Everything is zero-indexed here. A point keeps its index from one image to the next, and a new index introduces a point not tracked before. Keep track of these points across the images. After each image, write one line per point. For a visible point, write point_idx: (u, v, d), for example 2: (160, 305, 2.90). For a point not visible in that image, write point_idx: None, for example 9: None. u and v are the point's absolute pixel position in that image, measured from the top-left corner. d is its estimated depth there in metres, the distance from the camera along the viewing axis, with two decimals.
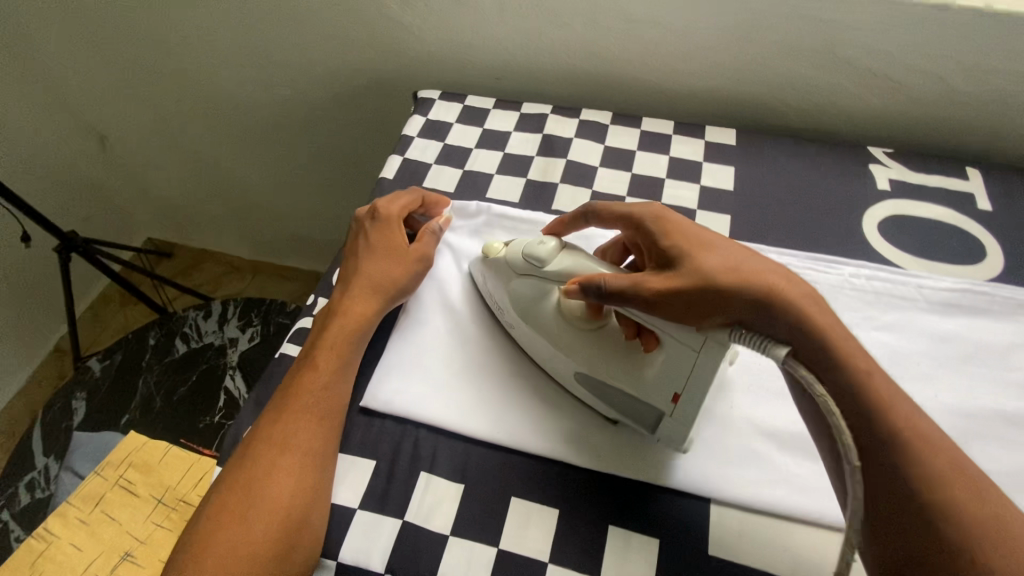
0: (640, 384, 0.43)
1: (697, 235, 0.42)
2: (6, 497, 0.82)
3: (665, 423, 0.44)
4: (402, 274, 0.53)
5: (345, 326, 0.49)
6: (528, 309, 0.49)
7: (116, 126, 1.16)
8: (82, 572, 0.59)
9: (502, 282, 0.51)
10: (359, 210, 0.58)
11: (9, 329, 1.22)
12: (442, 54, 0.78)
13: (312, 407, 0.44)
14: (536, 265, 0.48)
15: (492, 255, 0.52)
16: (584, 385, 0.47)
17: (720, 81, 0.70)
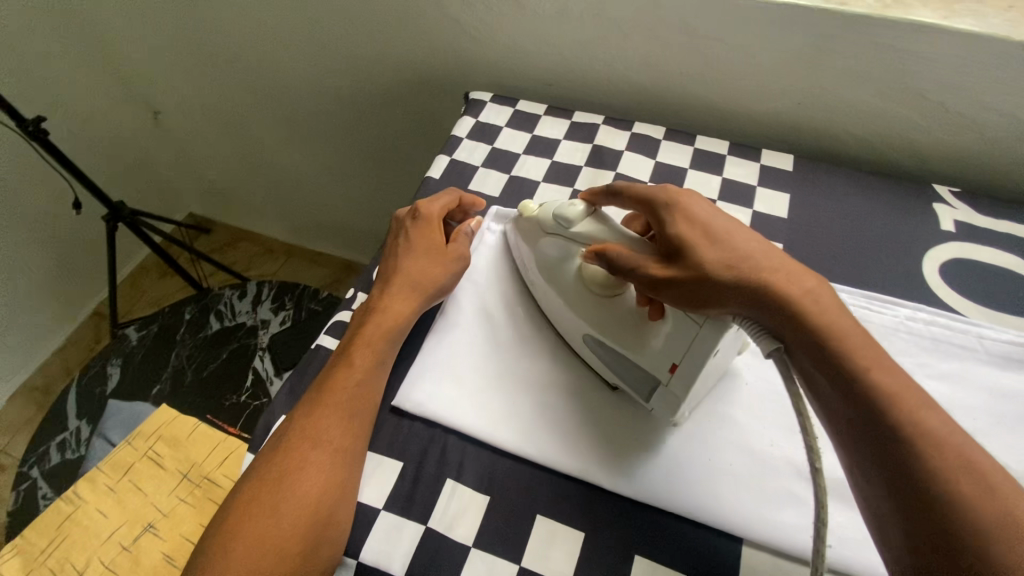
0: (642, 352, 0.44)
1: (701, 218, 0.42)
2: (37, 454, 0.84)
3: (663, 394, 0.44)
4: (442, 274, 0.52)
5: (383, 323, 0.48)
6: (552, 267, 0.51)
7: (169, 104, 1.19)
8: (106, 538, 0.61)
9: (530, 241, 0.53)
10: (400, 208, 0.57)
11: (54, 291, 1.26)
12: (496, 56, 0.78)
13: (345, 402, 0.44)
14: (563, 227, 0.50)
15: (526, 215, 0.54)
16: (591, 347, 0.48)
17: (780, 103, 0.68)
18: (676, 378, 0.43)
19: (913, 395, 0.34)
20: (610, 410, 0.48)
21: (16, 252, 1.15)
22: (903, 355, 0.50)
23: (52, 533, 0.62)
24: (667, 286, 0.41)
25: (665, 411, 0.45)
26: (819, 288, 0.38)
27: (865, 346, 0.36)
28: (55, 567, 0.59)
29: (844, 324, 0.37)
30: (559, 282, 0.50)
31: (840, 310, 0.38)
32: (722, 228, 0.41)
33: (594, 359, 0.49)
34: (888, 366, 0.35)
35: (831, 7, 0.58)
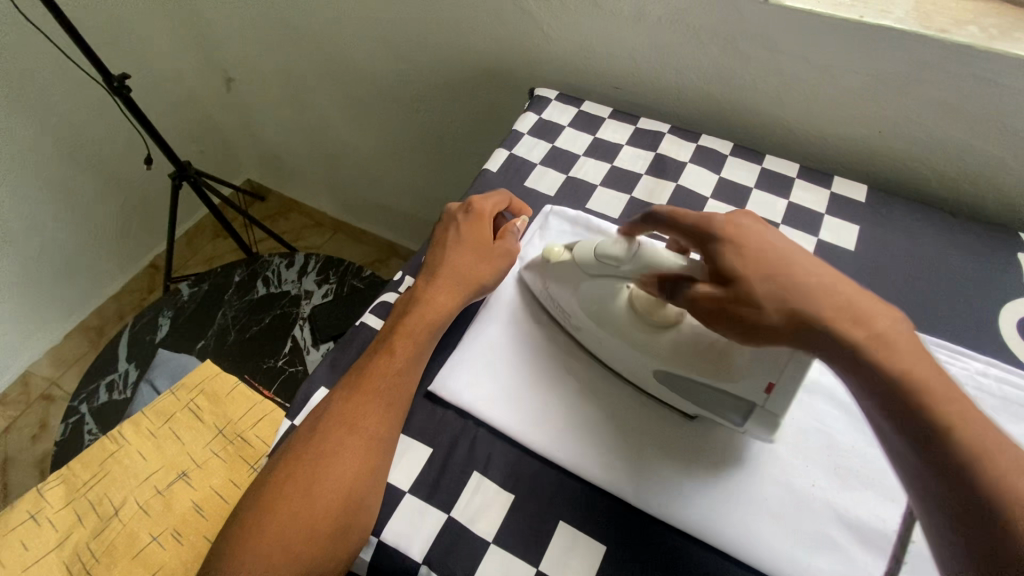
0: (729, 377, 0.41)
1: (763, 247, 0.38)
2: (87, 391, 0.89)
3: (756, 414, 0.42)
4: (489, 272, 0.52)
5: (425, 314, 0.48)
6: (597, 308, 0.48)
7: (241, 72, 1.23)
8: (143, 480, 0.63)
9: (570, 287, 0.50)
10: (451, 202, 0.57)
11: (118, 239, 1.33)
12: (566, 56, 0.78)
13: (383, 389, 0.44)
14: (610, 266, 0.47)
15: (554, 260, 0.51)
16: (659, 380, 0.46)
17: (859, 129, 0.65)
18: (772, 398, 0.40)
19: (1010, 454, 0.30)
20: (645, 424, 0.47)
21: (88, 198, 1.22)
22: None
23: (95, 467, 0.65)
24: (718, 311, 0.38)
25: (758, 432, 0.43)
26: (891, 330, 0.34)
27: (951, 393, 0.32)
28: (94, 500, 0.63)
29: (923, 366, 0.32)
30: (609, 322, 0.48)
31: (920, 352, 0.33)
32: (784, 256, 0.38)
33: (662, 390, 0.46)
34: (979, 420, 0.31)
35: (931, 33, 0.55)
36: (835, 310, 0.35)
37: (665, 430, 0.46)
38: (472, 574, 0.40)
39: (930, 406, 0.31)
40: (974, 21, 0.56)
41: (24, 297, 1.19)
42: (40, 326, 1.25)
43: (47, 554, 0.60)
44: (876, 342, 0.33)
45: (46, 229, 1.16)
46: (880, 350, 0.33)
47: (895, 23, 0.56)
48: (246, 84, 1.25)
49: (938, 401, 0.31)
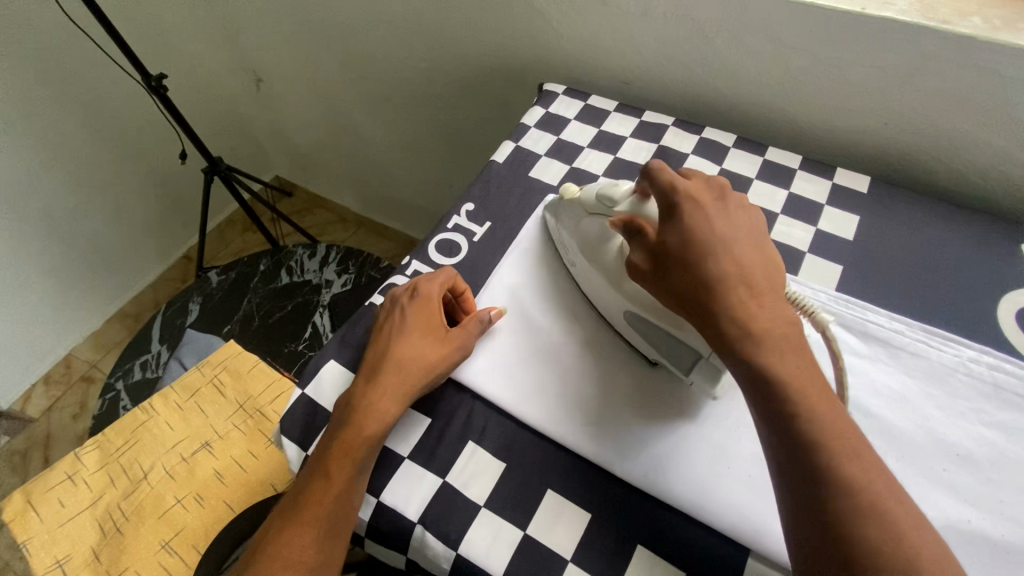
0: (681, 327, 0.44)
1: (688, 233, 0.39)
2: (123, 369, 0.95)
3: (701, 366, 0.44)
4: (440, 365, 0.47)
5: (362, 425, 0.43)
6: (590, 250, 0.51)
7: (270, 73, 1.29)
8: (171, 448, 0.69)
9: (573, 222, 0.54)
10: (397, 285, 0.53)
11: (154, 231, 1.41)
12: (576, 53, 0.80)
13: (322, 520, 0.41)
14: (606, 207, 0.49)
15: (567, 197, 0.55)
16: (632, 327, 0.48)
17: (863, 122, 0.65)
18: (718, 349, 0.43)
19: (849, 439, 0.34)
20: (635, 400, 0.48)
21: (127, 191, 1.29)
22: (958, 397, 0.47)
23: (128, 434, 0.70)
24: (644, 276, 0.42)
25: (703, 384, 0.45)
26: (780, 327, 0.37)
27: (808, 383, 0.35)
28: (126, 465, 0.68)
29: (793, 357, 0.36)
30: (599, 261, 0.50)
31: (798, 347, 0.36)
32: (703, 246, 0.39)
33: (635, 336, 0.49)
34: (828, 410, 0.34)
35: (932, 24, 0.55)
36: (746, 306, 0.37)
37: (656, 405, 0.48)
38: (464, 534, 0.42)
39: (787, 394, 0.35)
40: (978, 11, 0.56)
41: (68, 283, 1.27)
42: (82, 312, 1.34)
43: (82, 511, 0.65)
44: (756, 336, 0.36)
45: (88, 220, 1.24)
46: (762, 340, 0.36)
47: (897, 15, 0.56)
48: (275, 84, 1.31)
49: (794, 388, 0.35)
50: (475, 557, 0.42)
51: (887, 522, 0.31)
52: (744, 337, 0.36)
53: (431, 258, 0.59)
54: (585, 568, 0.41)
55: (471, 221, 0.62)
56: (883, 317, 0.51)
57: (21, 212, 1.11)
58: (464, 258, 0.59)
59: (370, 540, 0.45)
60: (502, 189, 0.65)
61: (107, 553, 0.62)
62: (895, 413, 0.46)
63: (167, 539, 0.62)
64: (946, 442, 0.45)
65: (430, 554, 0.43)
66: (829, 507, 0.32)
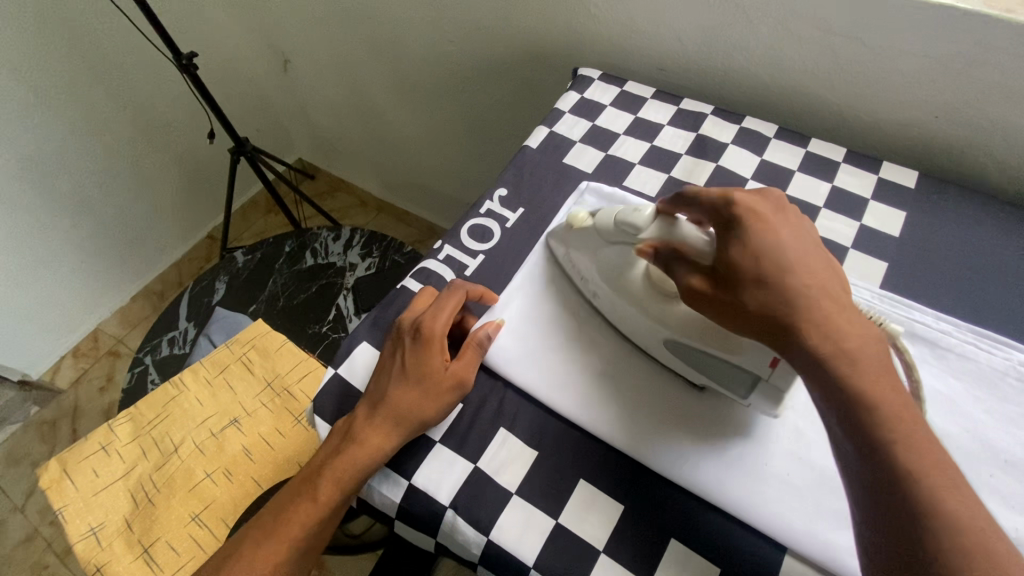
0: (732, 349, 0.42)
1: (764, 247, 0.38)
2: (150, 345, 0.97)
3: (761, 386, 0.42)
4: (435, 412, 0.45)
5: (352, 460, 0.43)
6: (617, 278, 0.49)
7: (296, 54, 1.28)
8: (200, 424, 0.70)
9: (590, 254, 0.51)
10: (407, 310, 0.49)
11: (181, 210, 1.42)
12: (613, 37, 0.78)
13: (301, 541, 0.43)
14: (628, 233, 0.47)
15: (577, 225, 0.52)
16: (671, 352, 0.47)
17: (912, 114, 0.63)
18: (776, 372, 0.41)
19: (941, 464, 0.32)
20: (673, 397, 0.47)
21: (156, 170, 1.31)
22: (1010, 403, 0.45)
23: (159, 408, 0.72)
24: (708, 302, 0.40)
25: (761, 405, 0.43)
26: (865, 349, 0.36)
27: (900, 406, 0.33)
28: (157, 437, 0.70)
29: (879, 379, 0.34)
30: (628, 291, 0.48)
31: (886, 372, 0.35)
32: (777, 262, 0.38)
33: (676, 364, 0.47)
34: (921, 432, 0.33)
35: (994, 13, 0.52)
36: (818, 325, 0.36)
37: (691, 400, 0.47)
38: (495, 521, 0.42)
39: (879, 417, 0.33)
40: None
41: (96, 258, 1.29)
42: (109, 287, 1.36)
43: (115, 481, 0.66)
44: (846, 357, 0.35)
45: (117, 197, 1.26)
46: (849, 360, 0.35)
47: (957, 2, 0.53)
48: (301, 65, 1.31)
49: (885, 409, 0.33)
50: (506, 544, 0.42)
51: (987, 555, 0.29)
52: (830, 358, 0.35)
53: (463, 243, 0.58)
54: (618, 560, 0.41)
55: (504, 207, 0.61)
56: (929, 317, 0.50)
57: (52, 186, 1.13)
58: (496, 244, 0.58)
59: (400, 522, 0.45)
60: (535, 175, 0.64)
61: (140, 523, 0.64)
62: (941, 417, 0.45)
63: (197, 512, 0.64)
64: (993, 447, 0.43)
65: (460, 539, 0.43)
66: (924, 532, 0.30)
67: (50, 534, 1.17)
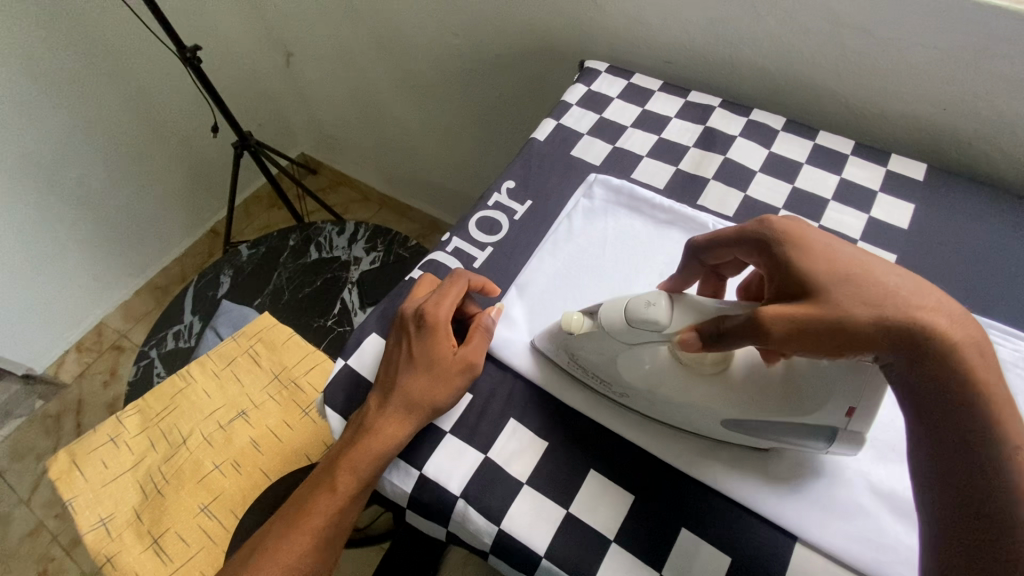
0: (807, 410, 0.39)
1: (837, 250, 0.36)
2: (155, 338, 0.97)
3: (840, 436, 0.40)
4: (446, 397, 0.45)
5: (368, 450, 0.43)
6: (648, 374, 0.43)
7: (299, 47, 1.28)
8: (207, 416, 0.70)
9: (605, 355, 0.44)
10: (409, 301, 0.49)
11: (184, 204, 1.42)
12: (619, 29, 0.77)
13: (323, 530, 0.44)
14: (650, 330, 0.40)
15: (576, 330, 0.44)
16: (729, 428, 0.43)
17: (921, 106, 0.63)
18: (853, 420, 0.39)
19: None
20: None
21: (159, 164, 1.31)
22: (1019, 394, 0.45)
23: (166, 400, 0.72)
24: (801, 336, 0.34)
25: (838, 449, 0.41)
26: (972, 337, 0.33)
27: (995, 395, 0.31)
28: (165, 429, 0.70)
29: (994, 377, 0.32)
30: (661, 382, 0.43)
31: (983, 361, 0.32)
32: (859, 259, 0.36)
33: (734, 435, 0.43)
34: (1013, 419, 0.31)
35: (1004, 4, 0.52)
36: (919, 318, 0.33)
37: None
38: (506, 511, 0.43)
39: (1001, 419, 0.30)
40: None
41: (100, 252, 1.29)
42: (113, 281, 1.36)
43: (123, 473, 0.67)
44: (969, 348, 0.32)
45: (120, 191, 1.26)
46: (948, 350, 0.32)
47: None
48: (305, 59, 1.30)
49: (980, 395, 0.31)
50: (517, 533, 0.42)
51: None
52: (951, 353, 0.32)
53: (471, 236, 0.58)
54: (629, 549, 0.41)
55: (512, 200, 0.61)
56: None
57: (55, 180, 1.13)
58: (504, 237, 0.58)
59: (410, 512, 0.46)
60: (543, 167, 0.64)
61: (149, 513, 0.64)
62: None
63: (205, 503, 0.65)
64: None
65: (471, 528, 0.43)
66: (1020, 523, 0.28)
67: (55, 527, 1.17)
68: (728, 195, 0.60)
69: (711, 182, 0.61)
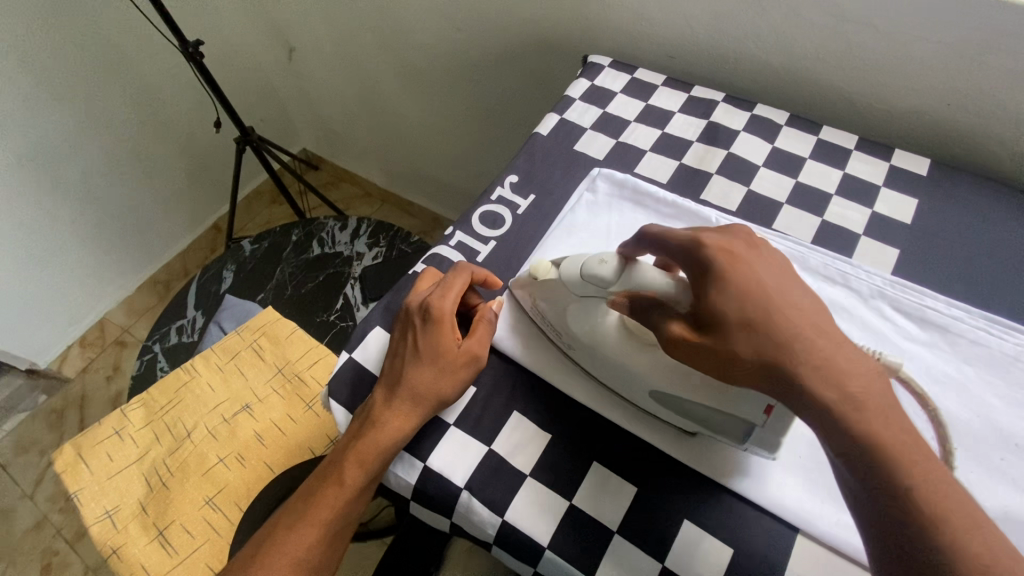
0: (722, 403, 0.39)
1: (745, 285, 0.35)
2: (159, 333, 0.97)
3: (756, 435, 0.40)
4: (451, 390, 0.45)
5: (375, 443, 0.43)
6: (592, 331, 0.45)
7: (301, 43, 1.28)
8: (212, 410, 0.71)
9: (558, 304, 0.47)
10: (413, 293, 0.49)
11: (187, 200, 1.42)
12: (623, 25, 0.77)
13: (332, 522, 0.44)
14: (596, 287, 0.43)
15: (540, 275, 0.47)
16: (657, 402, 0.44)
17: (925, 102, 0.63)
18: (771, 419, 0.39)
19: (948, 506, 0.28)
20: None
21: (162, 160, 1.31)
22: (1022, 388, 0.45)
23: (171, 394, 0.72)
24: (697, 355, 0.35)
25: (758, 448, 0.41)
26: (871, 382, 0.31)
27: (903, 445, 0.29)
28: (170, 423, 0.70)
29: (894, 422, 0.30)
30: (604, 343, 0.44)
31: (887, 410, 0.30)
32: (764, 297, 0.34)
33: (662, 412, 0.44)
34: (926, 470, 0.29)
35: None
36: (809, 369, 0.31)
37: None
38: (510, 503, 0.43)
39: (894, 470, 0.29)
40: None
41: (103, 248, 1.29)
42: (115, 276, 1.36)
43: (129, 466, 0.67)
44: (852, 402, 0.30)
45: (123, 186, 1.26)
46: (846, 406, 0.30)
47: None
48: (307, 54, 1.30)
49: (886, 448, 0.29)
50: (520, 525, 0.42)
51: None
52: (835, 409, 0.30)
53: (474, 229, 0.58)
54: (632, 541, 0.41)
55: (515, 193, 0.61)
56: (941, 303, 0.50)
57: (58, 176, 1.13)
58: (507, 230, 0.58)
59: (414, 503, 0.46)
60: (546, 162, 0.64)
61: (154, 506, 0.65)
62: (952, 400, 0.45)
63: (210, 496, 0.65)
64: (1004, 431, 0.43)
65: (475, 520, 0.43)
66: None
67: (59, 521, 1.18)
68: (731, 190, 0.60)
69: (714, 177, 0.61)
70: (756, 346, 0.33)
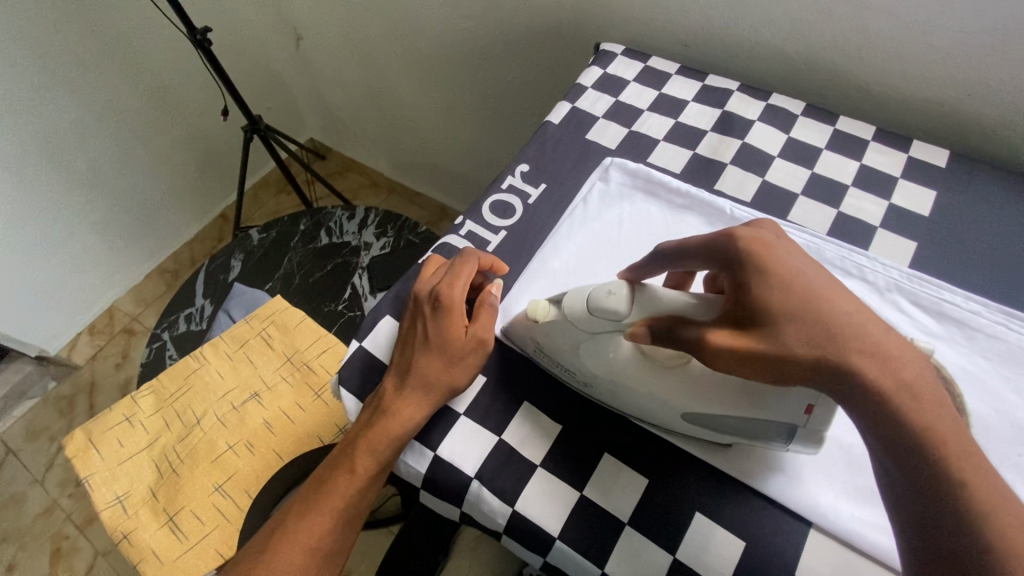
0: (761, 407, 0.38)
1: (792, 278, 0.34)
2: (167, 321, 0.97)
3: (799, 433, 0.39)
4: (462, 379, 0.45)
5: (386, 432, 0.43)
6: (610, 365, 0.43)
7: (308, 31, 1.27)
8: (221, 397, 0.71)
9: (567, 346, 0.44)
10: (422, 282, 0.48)
11: (194, 189, 1.42)
12: (636, 12, 0.76)
13: (344, 509, 0.44)
14: (609, 321, 0.40)
15: (540, 318, 0.44)
16: (688, 421, 0.42)
17: (946, 92, 0.61)
18: (812, 419, 0.38)
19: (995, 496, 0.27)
20: None
21: (169, 148, 1.31)
22: None
23: (180, 381, 0.72)
24: (737, 360, 0.34)
25: (799, 446, 0.40)
26: (922, 372, 0.30)
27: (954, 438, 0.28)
28: (179, 410, 0.70)
29: (946, 413, 0.29)
30: (623, 372, 0.42)
31: (938, 395, 0.30)
32: (811, 287, 0.34)
33: (696, 429, 0.42)
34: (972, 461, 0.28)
35: None
36: (859, 359, 0.31)
37: None
38: (521, 494, 0.43)
39: (948, 457, 0.28)
40: None
41: (112, 236, 1.30)
42: (124, 265, 1.37)
43: (139, 452, 0.68)
44: (910, 388, 0.30)
45: (131, 175, 1.26)
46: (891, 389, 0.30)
47: None
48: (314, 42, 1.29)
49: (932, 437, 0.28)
50: (531, 514, 0.42)
51: None
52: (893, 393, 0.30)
53: (484, 219, 0.58)
54: (643, 531, 0.41)
55: (526, 183, 0.60)
56: (959, 297, 0.49)
57: (68, 165, 1.13)
58: (518, 220, 0.58)
59: (424, 492, 0.46)
60: (557, 151, 0.63)
61: (164, 492, 0.65)
62: (969, 395, 0.44)
63: (220, 482, 0.65)
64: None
65: (485, 509, 0.43)
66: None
67: (68, 506, 1.19)
68: (747, 180, 0.59)
69: (729, 167, 0.60)
70: (805, 339, 0.32)
